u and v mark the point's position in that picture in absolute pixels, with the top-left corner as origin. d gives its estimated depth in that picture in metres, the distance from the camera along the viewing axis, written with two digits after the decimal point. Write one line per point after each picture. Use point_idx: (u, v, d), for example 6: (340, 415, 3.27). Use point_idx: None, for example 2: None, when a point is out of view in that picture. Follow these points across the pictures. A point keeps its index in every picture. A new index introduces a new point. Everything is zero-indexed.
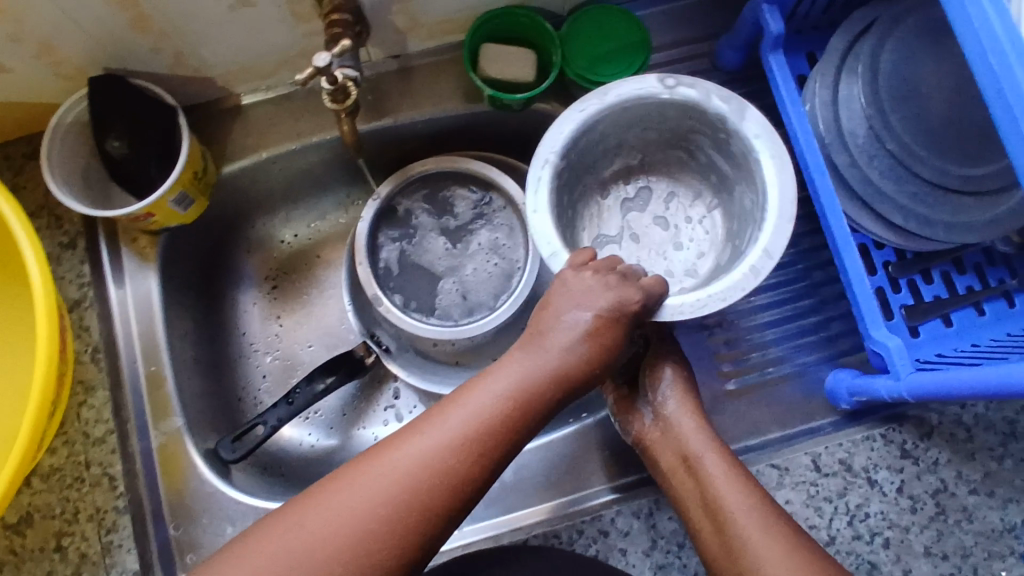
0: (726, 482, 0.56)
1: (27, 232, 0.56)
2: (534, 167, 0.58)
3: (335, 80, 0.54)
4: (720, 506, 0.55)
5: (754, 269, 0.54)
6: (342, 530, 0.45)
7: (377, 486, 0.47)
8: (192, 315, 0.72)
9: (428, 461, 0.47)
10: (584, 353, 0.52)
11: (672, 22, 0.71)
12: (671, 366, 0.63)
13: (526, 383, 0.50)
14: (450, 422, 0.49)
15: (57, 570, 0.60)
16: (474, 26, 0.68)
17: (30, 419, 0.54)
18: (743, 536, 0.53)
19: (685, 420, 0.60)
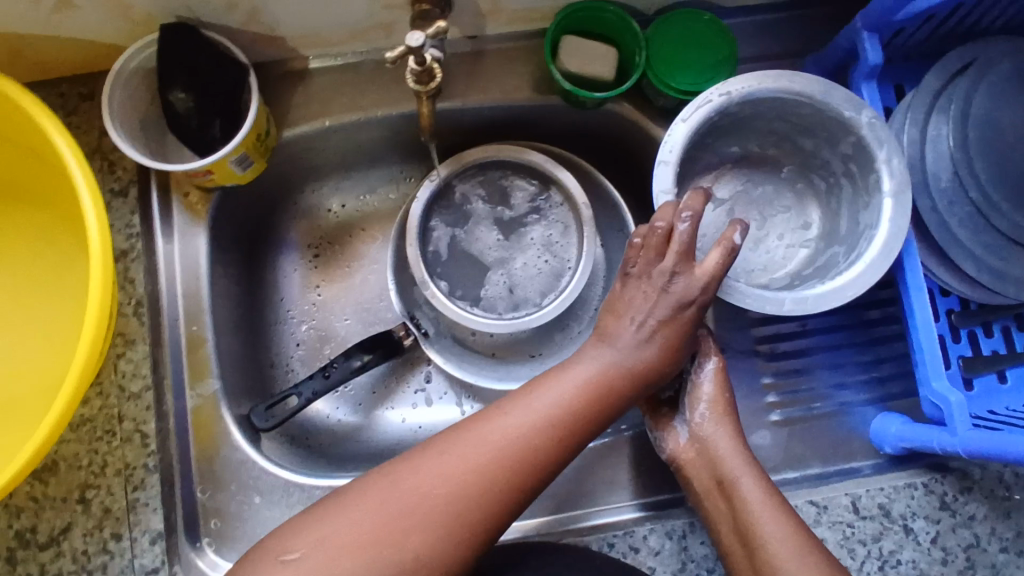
0: (761, 509, 0.55)
1: (87, 178, 0.52)
2: (668, 136, 0.58)
3: (423, 61, 0.52)
4: (752, 531, 0.54)
5: (872, 270, 0.57)
6: (428, 497, 0.49)
7: (471, 455, 0.50)
8: (235, 277, 0.71)
9: (511, 439, 0.51)
10: (660, 352, 0.54)
11: (761, 35, 0.68)
12: (710, 369, 0.59)
13: (604, 378, 0.54)
14: (531, 407, 0.52)
15: (78, 521, 0.60)
16: (559, 18, 0.66)
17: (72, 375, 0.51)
18: (774, 566, 0.52)
19: (720, 436, 0.58)
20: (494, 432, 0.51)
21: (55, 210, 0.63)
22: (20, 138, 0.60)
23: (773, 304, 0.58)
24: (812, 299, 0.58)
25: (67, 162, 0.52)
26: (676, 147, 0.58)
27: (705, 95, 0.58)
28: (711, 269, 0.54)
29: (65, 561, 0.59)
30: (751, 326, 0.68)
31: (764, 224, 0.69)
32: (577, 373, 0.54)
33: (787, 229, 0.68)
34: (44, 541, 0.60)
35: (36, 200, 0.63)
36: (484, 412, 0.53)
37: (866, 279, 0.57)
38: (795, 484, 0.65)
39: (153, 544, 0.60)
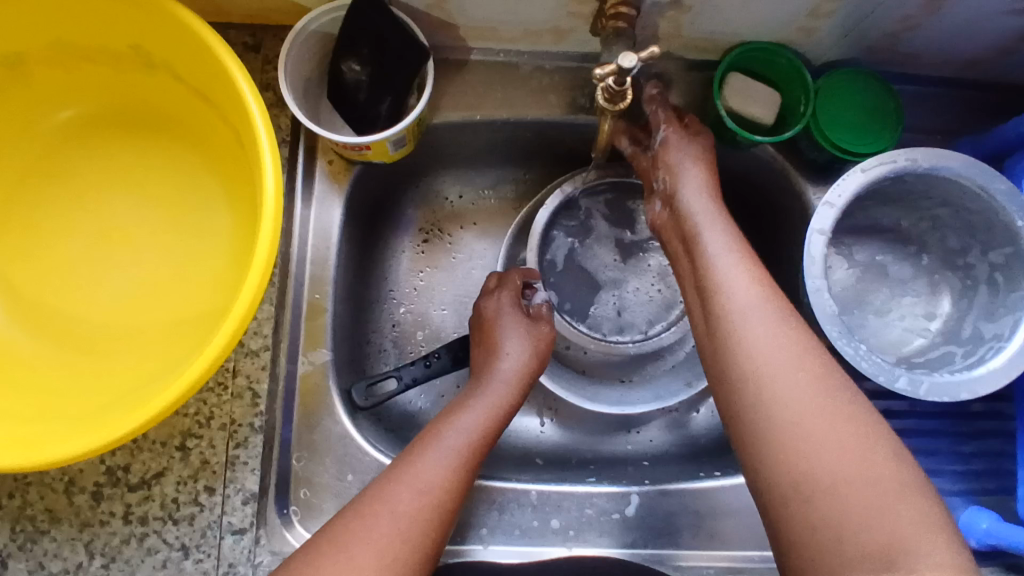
0: (750, 311, 0.51)
1: (270, 138, 0.52)
2: (846, 177, 0.59)
3: (622, 84, 0.50)
4: (732, 335, 0.51)
5: (1001, 374, 0.57)
6: (394, 534, 0.50)
7: (411, 487, 0.53)
8: (355, 249, 0.71)
9: (442, 475, 0.54)
10: (527, 375, 0.64)
11: (919, 110, 0.68)
12: (693, 169, 0.61)
13: (494, 409, 0.61)
14: (452, 432, 0.57)
15: (173, 468, 0.59)
16: (733, 52, 0.64)
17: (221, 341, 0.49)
18: (757, 366, 0.49)
19: (712, 235, 0.57)
20: (422, 474, 0.53)
21: (204, 153, 0.62)
22: (192, 76, 0.57)
23: (887, 376, 0.57)
24: (927, 387, 0.57)
25: (252, 118, 0.52)
26: (845, 193, 0.59)
27: (890, 156, 0.59)
28: (492, 311, 0.67)
29: (153, 505, 0.59)
30: (862, 393, 0.66)
31: (896, 296, 0.68)
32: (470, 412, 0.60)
33: (919, 307, 0.67)
34: (135, 482, 0.59)
35: (185, 138, 0.62)
36: (400, 463, 0.55)
37: (999, 378, 0.57)
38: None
39: (244, 504, 0.59)
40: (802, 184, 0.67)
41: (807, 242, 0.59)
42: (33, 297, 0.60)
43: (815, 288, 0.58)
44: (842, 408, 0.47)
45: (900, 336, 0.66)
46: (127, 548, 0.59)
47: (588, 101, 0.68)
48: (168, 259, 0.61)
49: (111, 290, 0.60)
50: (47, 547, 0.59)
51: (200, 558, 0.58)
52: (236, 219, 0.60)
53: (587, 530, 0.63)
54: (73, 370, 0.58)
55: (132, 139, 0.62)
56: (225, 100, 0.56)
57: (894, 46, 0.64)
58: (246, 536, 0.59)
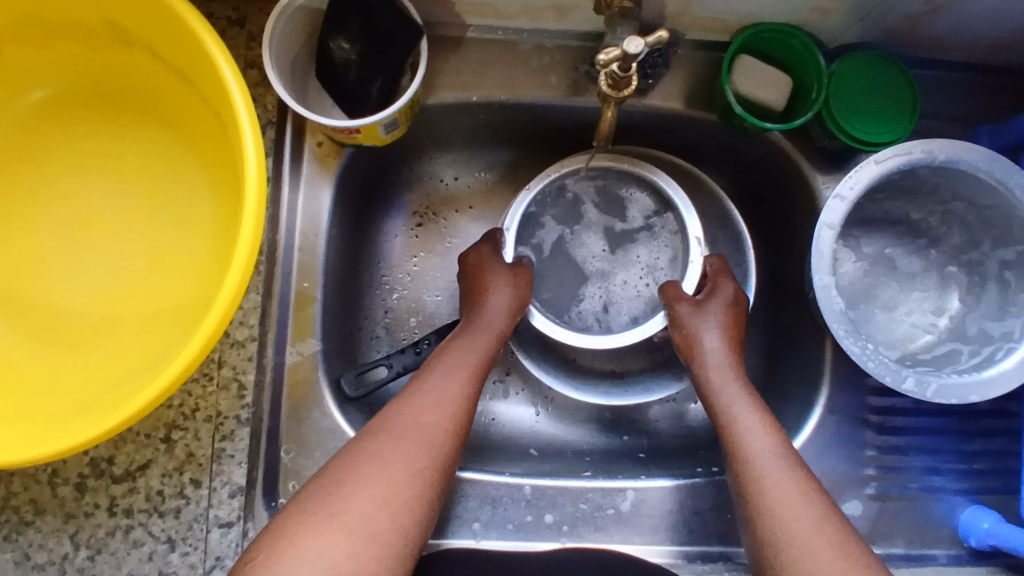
0: (770, 461, 0.54)
1: (252, 124, 0.49)
2: (858, 168, 0.57)
3: (628, 69, 0.48)
4: (753, 474, 0.54)
5: (1010, 376, 0.55)
6: (402, 475, 0.51)
7: (416, 428, 0.54)
8: (346, 233, 0.68)
9: (443, 407, 0.56)
10: (515, 310, 0.66)
11: (936, 96, 0.65)
12: (712, 325, 0.64)
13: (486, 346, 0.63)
14: (447, 375, 0.58)
15: (158, 461, 0.58)
16: (743, 34, 0.61)
17: (202, 338, 0.47)
18: (778, 523, 0.51)
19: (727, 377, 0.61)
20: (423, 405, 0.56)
21: (185, 135, 0.59)
22: (171, 55, 0.54)
23: (893, 376, 0.56)
24: (934, 388, 0.56)
25: (233, 100, 0.49)
26: (857, 186, 0.57)
27: (905, 147, 0.57)
28: (478, 261, 0.68)
29: (138, 498, 0.58)
30: (866, 390, 0.64)
31: (905, 291, 0.65)
32: (464, 345, 0.62)
33: (927, 302, 0.65)
34: (119, 474, 0.58)
35: (165, 119, 0.59)
36: (398, 405, 0.55)
37: (1007, 380, 0.55)
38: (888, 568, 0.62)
39: (231, 497, 0.58)
40: (810, 173, 0.64)
41: (817, 236, 0.57)
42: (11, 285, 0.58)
43: (821, 285, 0.57)
44: (850, 542, 0.50)
45: (907, 333, 0.64)
46: (113, 540, 0.58)
47: (590, 83, 0.65)
48: (149, 247, 0.58)
49: (91, 279, 0.58)
50: (31, 539, 0.58)
51: (187, 551, 0.57)
52: (220, 205, 0.57)
53: (581, 525, 0.62)
54: (53, 361, 0.56)
55: (111, 120, 0.59)
56: (206, 81, 0.53)
57: (913, 29, 0.61)
58: (233, 530, 0.58)
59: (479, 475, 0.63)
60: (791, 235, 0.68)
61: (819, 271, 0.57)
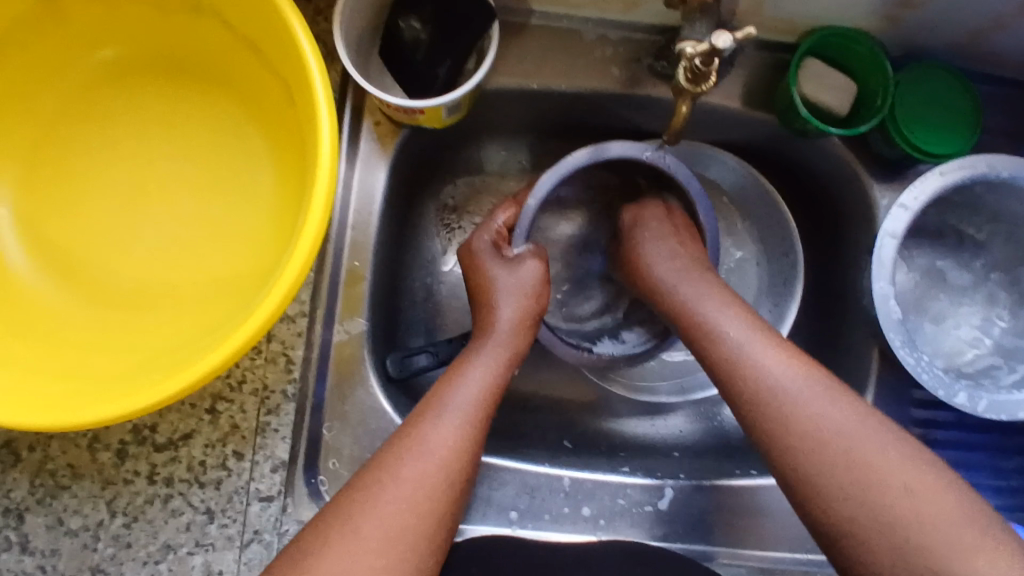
0: (822, 402, 0.49)
1: (328, 99, 0.49)
2: (924, 179, 0.56)
3: (710, 65, 0.48)
4: (808, 428, 0.49)
5: None
6: (397, 537, 0.48)
7: (414, 486, 0.50)
8: (395, 215, 0.67)
9: (458, 444, 0.52)
10: (530, 316, 0.61)
11: (996, 111, 0.65)
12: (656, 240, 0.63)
13: (500, 366, 0.57)
14: (451, 412, 0.53)
15: (202, 431, 0.57)
16: (812, 38, 0.60)
17: (266, 310, 0.47)
18: (862, 463, 0.47)
19: (775, 354, 0.52)
20: (434, 444, 0.51)
21: (247, 107, 0.58)
22: (241, 23, 0.54)
23: (946, 390, 0.56)
24: (985, 404, 0.56)
25: (310, 71, 0.49)
26: (921, 196, 0.56)
27: (971, 161, 0.56)
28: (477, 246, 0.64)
29: (180, 467, 0.57)
30: (908, 402, 0.64)
31: (954, 304, 0.64)
32: (475, 369, 0.56)
33: (977, 317, 0.64)
34: (161, 442, 0.57)
35: (226, 90, 0.59)
36: (398, 447, 0.52)
37: None
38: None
39: (273, 471, 0.57)
40: (867, 182, 0.64)
41: (878, 245, 0.56)
42: (62, 248, 0.57)
43: (881, 293, 0.56)
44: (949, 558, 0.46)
45: (955, 347, 0.63)
46: (151, 509, 0.57)
47: (651, 77, 0.64)
48: (202, 214, 0.58)
49: (142, 243, 0.57)
50: (66, 503, 0.57)
51: (226, 523, 0.57)
52: (279, 178, 0.57)
53: (617, 519, 0.62)
54: (103, 325, 0.56)
55: (171, 87, 0.59)
56: (277, 52, 0.53)
57: (980, 42, 0.61)
58: (274, 504, 0.57)
59: (519, 465, 0.63)
60: (842, 242, 0.68)
61: (878, 281, 0.56)
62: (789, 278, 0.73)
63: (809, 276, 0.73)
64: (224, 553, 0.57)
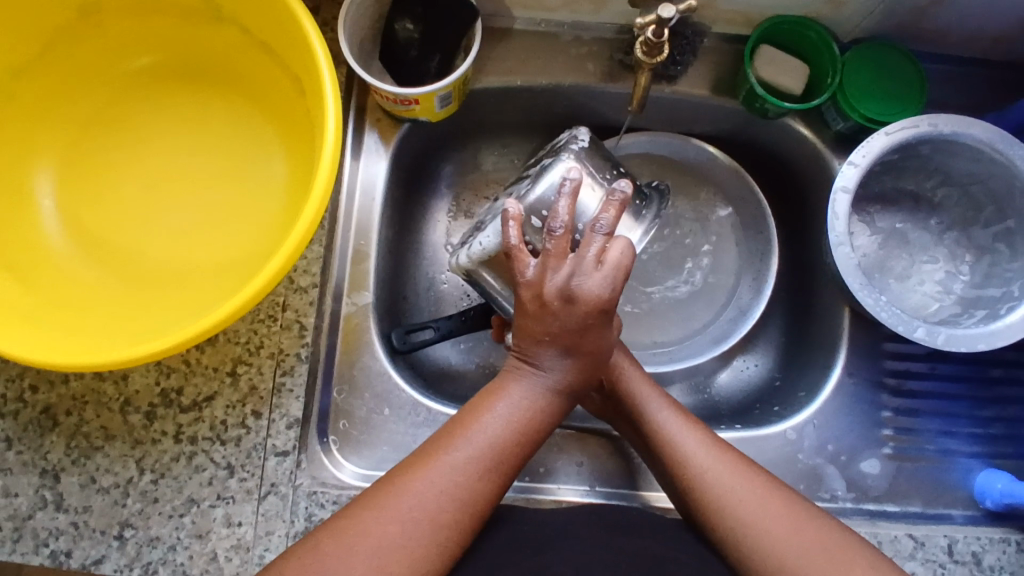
0: (719, 470, 0.56)
1: (332, 81, 0.56)
2: (869, 140, 0.62)
3: (660, 35, 0.55)
4: (716, 497, 0.55)
5: (1009, 325, 0.59)
6: (399, 549, 0.49)
7: (419, 503, 0.50)
8: (398, 204, 0.75)
9: (473, 475, 0.52)
10: (584, 366, 0.56)
11: (941, 88, 0.71)
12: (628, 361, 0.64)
13: (534, 400, 0.55)
14: (469, 446, 0.53)
15: (223, 393, 0.63)
16: (763, 26, 0.67)
17: (278, 261, 0.53)
18: (762, 532, 0.53)
19: (690, 437, 0.59)
20: (448, 473, 0.51)
21: (264, 104, 0.66)
22: (259, 29, 0.63)
23: (905, 326, 0.60)
24: (944, 337, 0.60)
25: (317, 58, 0.56)
26: (869, 154, 0.62)
27: (913, 120, 0.62)
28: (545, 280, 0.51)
29: (203, 426, 0.63)
30: (881, 355, 0.68)
31: (916, 262, 0.69)
32: (503, 406, 0.55)
33: (940, 273, 0.68)
34: (187, 404, 0.63)
35: (245, 91, 0.67)
36: (409, 466, 0.52)
37: (1009, 332, 0.59)
38: (882, 521, 0.65)
39: (288, 428, 0.62)
40: (825, 154, 0.70)
41: (832, 200, 0.62)
42: (102, 230, 0.65)
43: (837, 243, 0.62)
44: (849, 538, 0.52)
45: (920, 301, 0.67)
46: (177, 465, 0.62)
47: (623, 71, 0.72)
48: (225, 199, 0.65)
49: (171, 224, 0.65)
50: (99, 463, 0.62)
51: (245, 477, 0.62)
52: (292, 164, 0.64)
53: (608, 471, 0.67)
54: (136, 296, 0.62)
55: (199, 91, 0.67)
56: (289, 51, 0.61)
57: (918, 23, 0.67)
58: (289, 459, 0.62)
59: None
60: (809, 214, 0.74)
61: (833, 235, 0.62)
62: (765, 252, 0.77)
63: (785, 249, 0.78)
64: (243, 505, 0.61)
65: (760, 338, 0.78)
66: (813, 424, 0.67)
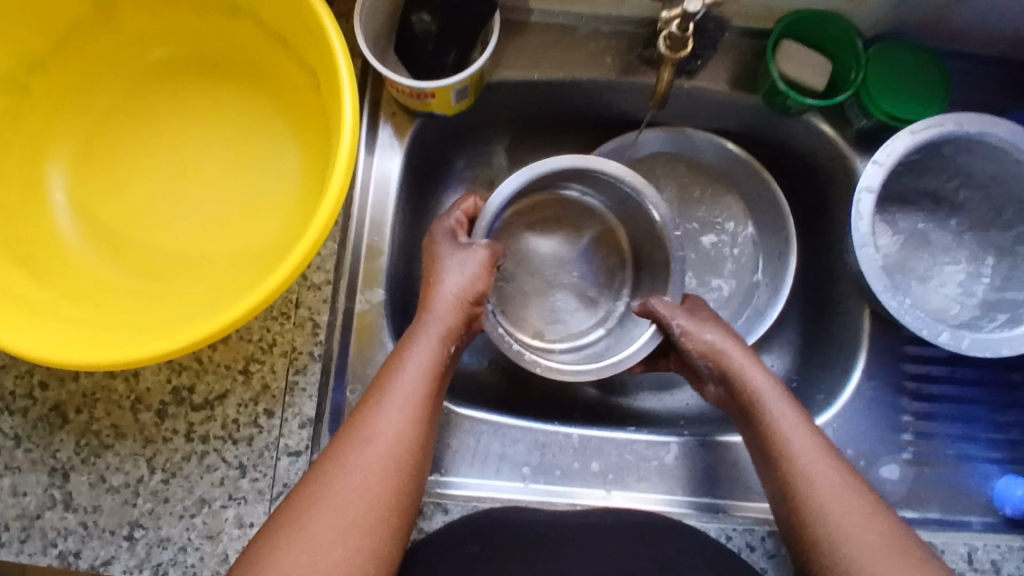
0: (831, 478, 0.54)
1: (350, 73, 0.55)
2: (894, 139, 0.60)
3: (686, 29, 0.54)
4: (820, 505, 0.53)
5: None
6: (351, 517, 0.51)
7: (352, 474, 0.52)
8: (411, 198, 0.73)
9: (400, 436, 0.54)
10: (471, 296, 0.62)
11: (966, 86, 0.70)
12: (739, 348, 0.63)
13: (440, 344, 0.59)
14: (390, 411, 0.55)
15: (235, 391, 0.62)
16: (786, 21, 0.66)
17: (295, 258, 0.52)
18: (865, 549, 0.51)
19: (803, 437, 0.56)
20: (377, 442, 0.54)
21: (278, 96, 0.65)
22: (273, 20, 0.61)
23: (930, 330, 0.59)
24: (969, 342, 0.59)
25: (334, 50, 0.55)
26: (893, 154, 0.60)
27: (938, 120, 0.60)
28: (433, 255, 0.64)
29: (214, 425, 0.62)
30: (901, 358, 0.67)
31: (938, 263, 0.68)
32: (407, 363, 0.58)
33: (961, 274, 0.67)
34: (198, 402, 0.62)
35: (258, 83, 0.65)
36: (342, 442, 0.54)
37: None
38: None
39: (301, 428, 0.61)
40: (847, 151, 0.69)
41: (856, 200, 0.61)
42: (112, 225, 0.64)
43: (860, 244, 0.61)
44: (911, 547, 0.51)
45: (942, 303, 0.66)
46: (188, 465, 0.61)
47: (642, 65, 0.70)
48: (238, 193, 0.64)
49: (182, 219, 0.63)
50: (109, 461, 0.62)
51: (257, 477, 0.61)
52: (306, 159, 0.63)
53: (625, 474, 0.65)
54: (148, 293, 0.61)
55: (212, 83, 0.66)
56: (305, 43, 0.60)
57: (944, 20, 0.66)
58: (301, 459, 0.61)
59: (531, 423, 0.66)
60: (829, 213, 0.73)
61: (856, 235, 0.60)
62: (784, 252, 0.76)
63: (803, 249, 0.77)
64: (255, 506, 0.60)
65: (776, 339, 0.77)
66: (831, 427, 0.66)
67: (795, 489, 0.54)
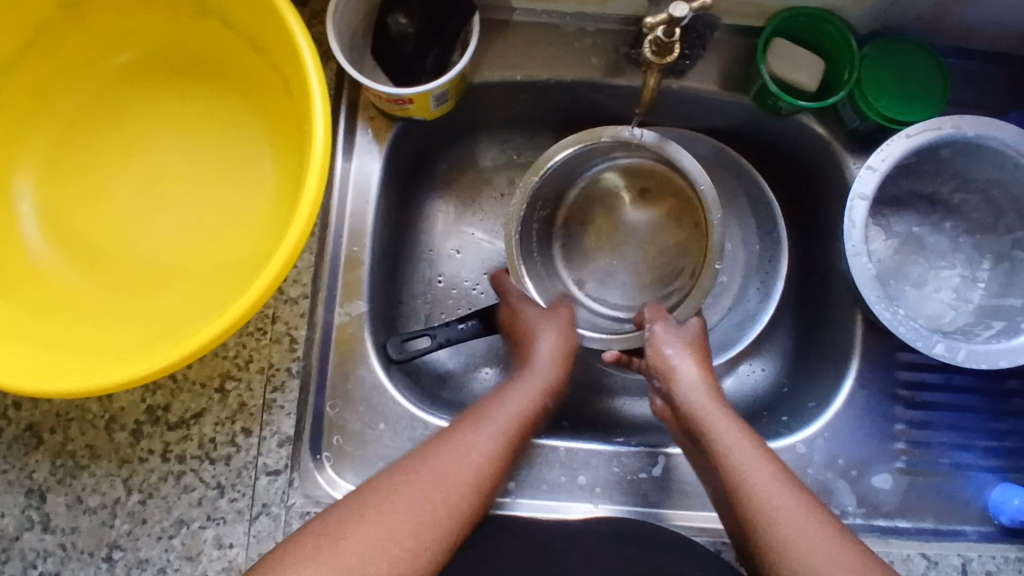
0: (771, 490, 0.53)
1: (321, 82, 0.53)
2: (889, 142, 0.59)
3: (672, 34, 0.52)
4: (763, 518, 0.52)
5: None
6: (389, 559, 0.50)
7: (404, 519, 0.52)
8: (393, 205, 0.71)
9: (464, 488, 0.55)
10: (563, 355, 0.66)
11: (963, 83, 0.68)
12: (688, 360, 0.62)
13: (535, 397, 0.62)
14: (447, 462, 0.55)
15: (212, 409, 0.61)
16: (778, 19, 0.63)
17: (268, 278, 0.50)
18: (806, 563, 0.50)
19: (742, 449, 0.56)
20: (433, 489, 0.54)
21: (251, 103, 0.63)
22: (243, 24, 0.59)
23: (924, 341, 0.58)
24: (964, 353, 0.57)
25: (304, 58, 0.53)
26: (888, 158, 0.59)
27: (936, 122, 0.59)
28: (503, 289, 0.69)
29: (191, 444, 0.60)
30: (895, 366, 0.66)
31: (933, 268, 0.66)
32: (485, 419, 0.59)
33: (956, 279, 0.66)
34: (174, 421, 0.61)
35: (230, 89, 0.63)
36: (388, 483, 0.54)
37: None
38: (893, 538, 0.63)
39: (280, 447, 0.60)
40: (840, 152, 0.67)
41: (848, 208, 0.59)
42: (80, 237, 0.61)
43: (853, 252, 0.59)
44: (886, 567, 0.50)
45: (938, 309, 0.65)
46: (165, 485, 0.60)
47: (629, 65, 0.68)
48: (211, 205, 0.62)
49: (152, 231, 0.61)
50: (84, 482, 0.60)
51: (236, 497, 0.59)
52: (280, 169, 0.61)
53: (613, 488, 0.64)
54: (119, 310, 0.59)
55: (182, 89, 0.63)
56: (276, 49, 0.58)
57: (941, 15, 0.63)
58: (281, 478, 0.60)
59: (517, 437, 0.65)
60: (821, 215, 0.71)
61: (849, 243, 0.59)
62: (774, 255, 0.75)
63: (795, 252, 0.75)
64: (235, 526, 0.59)
65: (767, 342, 0.75)
66: (823, 437, 0.65)
67: (745, 510, 0.53)
